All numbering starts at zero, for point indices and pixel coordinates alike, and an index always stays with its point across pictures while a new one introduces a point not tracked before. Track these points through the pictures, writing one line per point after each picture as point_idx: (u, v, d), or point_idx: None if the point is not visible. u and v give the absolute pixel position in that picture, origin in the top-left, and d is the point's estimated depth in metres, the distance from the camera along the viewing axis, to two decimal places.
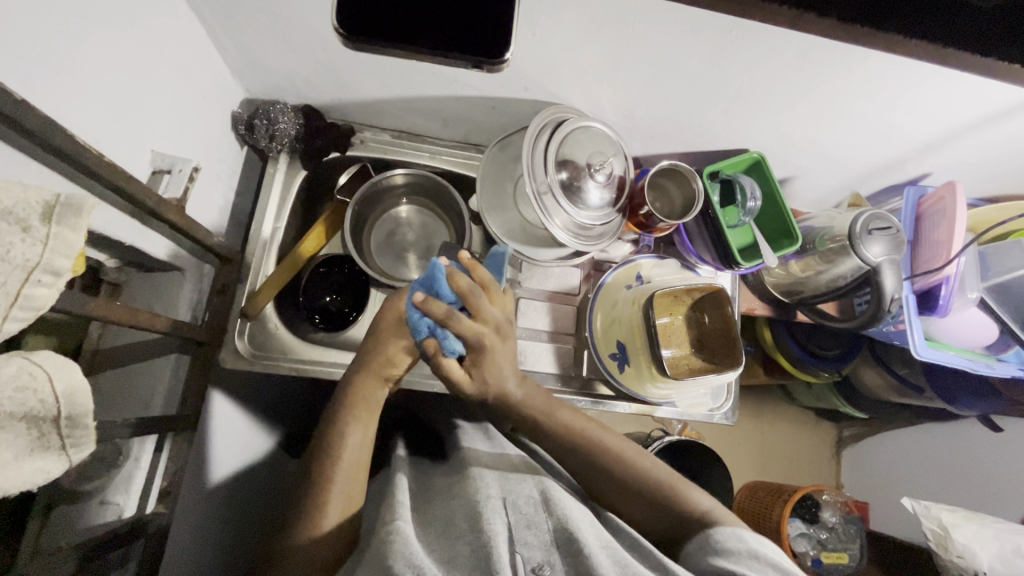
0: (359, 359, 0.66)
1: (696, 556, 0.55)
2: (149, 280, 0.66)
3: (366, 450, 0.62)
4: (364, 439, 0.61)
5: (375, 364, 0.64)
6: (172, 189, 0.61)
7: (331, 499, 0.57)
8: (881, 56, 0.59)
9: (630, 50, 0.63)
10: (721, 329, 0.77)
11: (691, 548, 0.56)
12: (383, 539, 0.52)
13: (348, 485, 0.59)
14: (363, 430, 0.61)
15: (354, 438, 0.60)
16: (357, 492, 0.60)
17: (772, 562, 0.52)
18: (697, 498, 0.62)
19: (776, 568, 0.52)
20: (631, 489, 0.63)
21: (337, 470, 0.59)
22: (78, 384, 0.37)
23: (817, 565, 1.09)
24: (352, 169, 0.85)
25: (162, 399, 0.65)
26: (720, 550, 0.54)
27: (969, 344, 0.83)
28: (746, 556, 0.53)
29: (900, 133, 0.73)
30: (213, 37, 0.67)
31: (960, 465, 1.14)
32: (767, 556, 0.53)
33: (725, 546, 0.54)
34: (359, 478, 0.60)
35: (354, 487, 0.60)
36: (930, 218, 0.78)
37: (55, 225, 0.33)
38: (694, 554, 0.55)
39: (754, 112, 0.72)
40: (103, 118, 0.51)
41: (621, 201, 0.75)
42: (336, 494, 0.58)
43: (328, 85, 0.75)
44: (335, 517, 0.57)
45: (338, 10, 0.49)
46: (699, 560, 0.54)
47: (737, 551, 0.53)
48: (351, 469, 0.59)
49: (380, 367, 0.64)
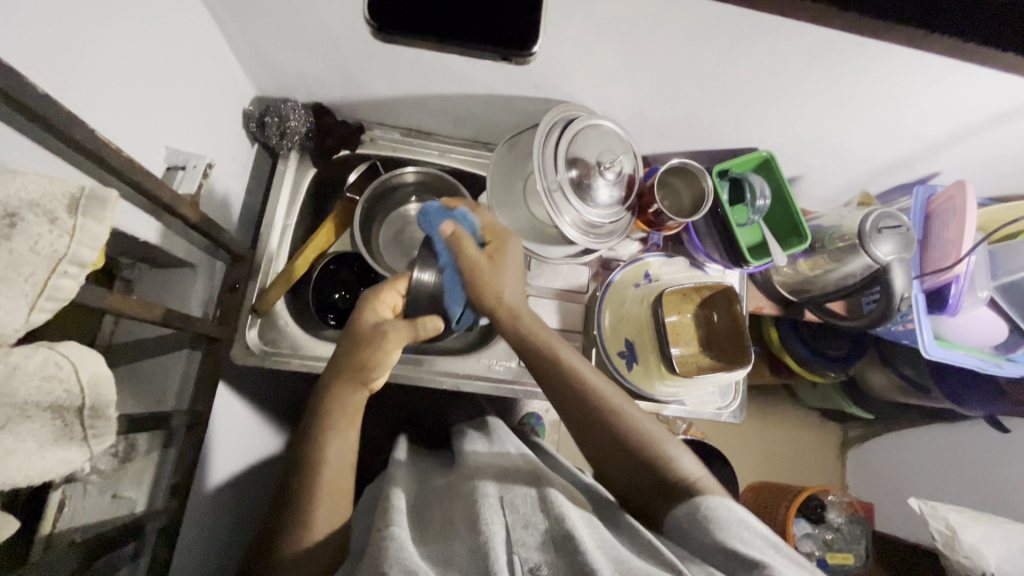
0: (332, 367, 0.64)
1: (685, 524, 0.55)
2: (161, 276, 0.66)
3: (349, 456, 0.62)
4: (346, 441, 0.62)
5: (348, 370, 0.62)
6: (186, 185, 0.61)
7: (318, 503, 0.58)
8: (895, 53, 0.59)
9: (642, 48, 0.63)
10: (732, 328, 0.76)
11: (679, 514, 0.57)
12: (380, 543, 0.52)
13: (332, 488, 0.59)
14: (344, 437, 0.62)
15: (337, 441, 0.61)
16: (344, 497, 0.61)
17: (761, 533, 0.53)
18: (686, 464, 0.62)
19: (764, 538, 0.53)
20: (637, 471, 0.63)
21: (320, 477, 0.59)
22: (102, 374, 0.37)
23: (821, 565, 1.09)
24: (362, 168, 0.86)
25: (174, 395, 0.66)
26: (710, 518, 0.54)
27: (978, 344, 0.82)
28: (737, 526, 0.53)
29: (911, 131, 0.73)
30: (227, 34, 0.67)
31: (968, 466, 1.13)
32: (756, 526, 0.54)
33: (715, 515, 0.54)
34: (344, 479, 0.61)
35: (339, 495, 0.60)
36: (940, 217, 0.78)
37: (81, 217, 0.34)
38: (683, 521, 0.56)
39: (765, 111, 0.72)
40: (121, 113, 0.51)
41: (630, 199, 0.75)
42: (321, 497, 0.58)
43: (339, 83, 0.76)
44: (326, 521, 0.58)
45: (371, 8, 0.50)
46: (688, 530, 0.55)
47: (728, 521, 0.54)
48: (335, 473, 0.60)
49: (354, 374, 0.62)
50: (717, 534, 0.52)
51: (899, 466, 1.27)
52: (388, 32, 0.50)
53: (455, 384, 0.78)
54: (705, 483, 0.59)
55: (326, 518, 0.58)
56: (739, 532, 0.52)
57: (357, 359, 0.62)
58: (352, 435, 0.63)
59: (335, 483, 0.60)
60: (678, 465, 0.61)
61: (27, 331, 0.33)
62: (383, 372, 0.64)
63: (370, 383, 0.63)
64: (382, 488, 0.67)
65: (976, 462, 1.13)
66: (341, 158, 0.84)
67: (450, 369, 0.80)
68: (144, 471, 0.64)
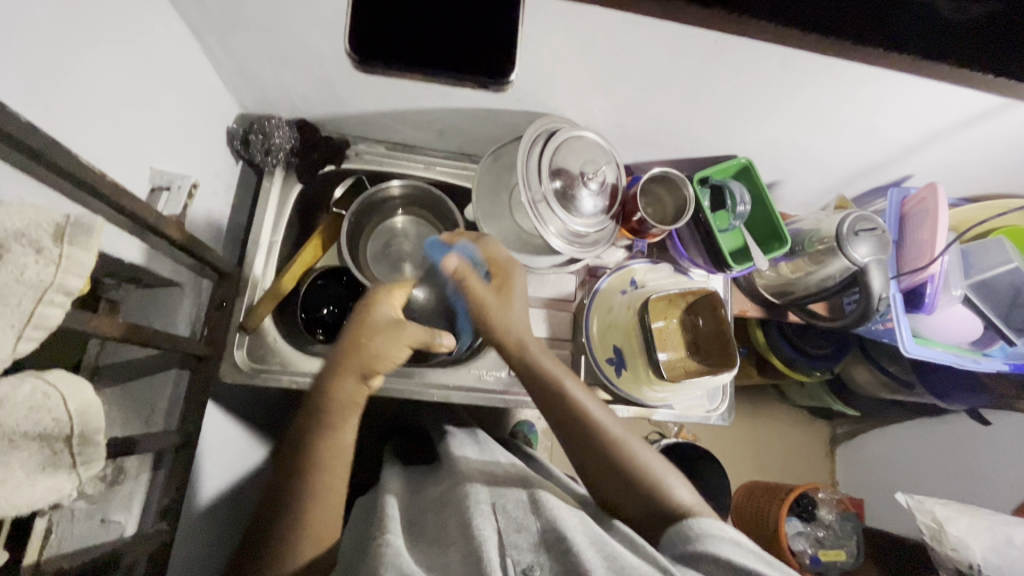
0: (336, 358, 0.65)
1: (678, 541, 0.56)
2: (147, 296, 0.66)
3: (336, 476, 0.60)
4: (335, 445, 0.61)
5: (352, 358, 0.64)
6: (171, 207, 0.61)
7: (313, 509, 0.58)
8: (860, 67, 0.62)
9: (620, 61, 0.64)
10: (717, 333, 0.78)
11: (668, 534, 0.58)
12: (374, 554, 0.52)
13: (327, 496, 0.59)
14: (333, 436, 0.62)
15: (330, 439, 0.61)
16: (336, 508, 0.60)
17: (753, 550, 0.54)
18: (682, 493, 0.62)
19: (756, 554, 0.53)
20: (628, 486, 0.63)
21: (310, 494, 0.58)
22: (90, 402, 0.37)
23: (815, 564, 1.10)
24: (347, 181, 0.87)
25: (161, 417, 0.65)
26: (703, 536, 0.55)
27: (955, 340, 0.85)
28: (728, 541, 0.54)
29: (883, 136, 0.75)
30: (209, 53, 0.67)
31: (954, 459, 1.16)
32: (747, 543, 0.54)
33: (709, 533, 0.55)
34: (336, 485, 0.60)
35: (332, 513, 0.59)
36: (912, 218, 0.81)
37: (67, 245, 0.34)
38: (675, 539, 0.56)
39: (742, 119, 0.74)
40: (105, 138, 0.52)
41: (613, 208, 0.76)
42: (316, 502, 0.58)
43: (324, 100, 0.76)
44: (318, 531, 0.57)
45: (350, 36, 0.51)
46: (679, 547, 0.55)
47: (720, 537, 0.54)
48: (332, 482, 0.59)
49: (359, 362, 0.64)
50: (711, 548, 0.53)
51: (885, 462, 1.30)
52: (370, 62, 0.51)
53: (446, 395, 0.79)
54: (701, 509, 0.60)
55: (319, 527, 0.57)
56: (731, 547, 0.53)
57: (363, 351, 0.64)
58: (345, 436, 0.63)
59: (326, 493, 0.59)
60: (671, 492, 0.62)
61: (13, 361, 0.33)
62: (386, 365, 0.65)
63: (370, 374, 0.64)
64: (377, 499, 0.68)
65: (960, 456, 1.15)
66: (326, 174, 0.84)
67: (441, 380, 0.81)
68: (133, 493, 0.63)
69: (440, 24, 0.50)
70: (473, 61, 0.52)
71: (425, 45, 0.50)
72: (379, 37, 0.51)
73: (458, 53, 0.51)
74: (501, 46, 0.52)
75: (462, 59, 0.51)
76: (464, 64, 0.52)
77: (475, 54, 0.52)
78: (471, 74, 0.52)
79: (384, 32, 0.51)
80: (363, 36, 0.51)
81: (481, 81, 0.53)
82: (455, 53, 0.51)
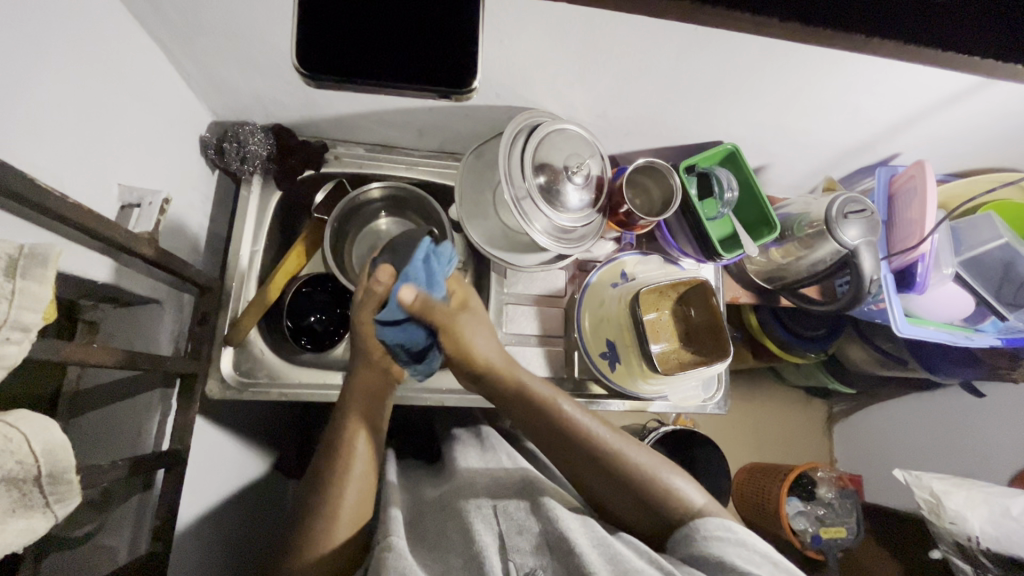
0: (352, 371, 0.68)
1: (684, 544, 0.55)
2: (127, 315, 0.65)
3: (366, 503, 0.60)
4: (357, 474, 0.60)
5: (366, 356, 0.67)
6: (143, 224, 0.59)
7: (340, 510, 0.57)
8: (836, 54, 0.62)
9: (599, 53, 0.63)
10: (708, 322, 0.77)
11: (676, 538, 0.57)
12: (378, 555, 0.51)
13: (355, 503, 0.59)
14: (358, 464, 0.61)
15: (350, 465, 0.60)
16: (365, 511, 0.60)
17: (760, 551, 0.53)
18: (691, 492, 0.60)
19: (763, 555, 0.53)
20: (624, 490, 0.61)
21: (329, 508, 0.57)
22: (57, 441, 0.37)
23: (817, 542, 1.12)
24: (329, 186, 0.84)
25: (151, 436, 0.64)
26: (709, 538, 0.54)
27: (947, 318, 0.85)
28: (736, 545, 0.53)
29: (869, 116, 0.74)
30: (175, 61, 0.65)
31: (950, 432, 1.17)
32: (755, 542, 0.54)
33: (716, 535, 0.54)
34: (363, 504, 0.60)
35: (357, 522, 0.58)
36: (902, 196, 0.80)
37: (19, 279, 0.34)
38: (681, 543, 0.56)
39: (727, 105, 0.72)
40: (68, 157, 0.50)
41: (600, 201, 0.75)
42: (346, 512, 0.57)
43: (298, 104, 0.74)
44: (348, 526, 0.58)
45: (296, 48, 0.47)
46: (685, 550, 0.55)
47: (725, 540, 0.54)
48: (357, 498, 0.59)
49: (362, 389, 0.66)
50: (712, 551, 0.52)
51: (882, 438, 1.30)
52: (320, 77, 0.47)
53: (439, 399, 0.78)
54: (710, 512, 0.58)
55: (350, 524, 0.58)
56: (737, 551, 0.52)
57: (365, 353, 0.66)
58: (356, 460, 0.61)
59: (354, 509, 0.58)
60: (678, 493, 0.60)
61: None
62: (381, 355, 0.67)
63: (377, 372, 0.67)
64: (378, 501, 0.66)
65: (957, 429, 1.16)
66: (306, 179, 0.82)
67: (434, 385, 0.80)
68: (124, 517, 0.62)
69: (393, 31, 0.47)
70: (434, 70, 0.49)
71: (380, 57, 0.48)
72: (326, 50, 0.47)
73: (417, 64, 0.48)
74: (461, 53, 0.49)
75: (422, 69, 0.49)
76: (424, 74, 0.49)
77: (435, 62, 0.49)
78: (433, 85, 0.49)
79: (331, 43, 0.47)
80: (310, 47, 0.47)
81: (442, 92, 0.50)
82: (414, 63, 0.48)
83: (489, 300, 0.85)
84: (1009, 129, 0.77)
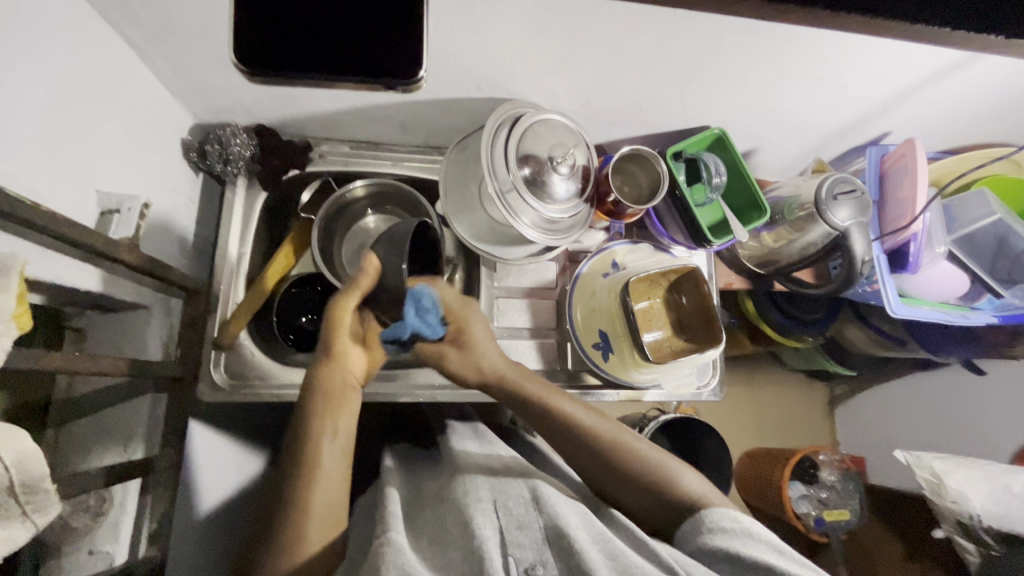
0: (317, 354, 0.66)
1: (690, 537, 0.55)
2: (114, 321, 0.65)
3: (337, 505, 0.59)
4: (329, 477, 0.59)
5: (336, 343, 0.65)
6: (123, 229, 0.59)
7: (311, 512, 0.57)
8: (819, 32, 0.60)
9: (578, 40, 0.62)
10: (700, 310, 0.77)
11: (683, 530, 0.57)
12: (375, 552, 0.51)
13: (326, 503, 0.58)
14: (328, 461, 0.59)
15: (319, 466, 0.59)
16: (337, 515, 0.59)
17: (766, 540, 0.53)
18: (692, 483, 0.61)
19: (768, 544, 0.52)
20: (625, 479, 0.62)
21: (310, 511, 0.57)
22: (29, 450, 0.37)
23: (818, 524, 1.12)
24: (313, 185, 0.82)
25: (141, 443, 0.65)
26: (714, 531, 0.54)
27: (942, 297, 0.84)
28: (740, 535, 0.53)
29: (856, 94, 0.72)
30: (150, 65, 0.65)
31: (951, 411, 1.16)
32: (759, 532, 0.53)
33: (719, 527, 0.54)
34: (339, 503, 0.59)
35: (330, 522, 0.58)
36: (893, 175, 0.79)
37: None
38: (690, 536, 0.56)
39: (711, 88, 0.71)
40: (42, 166, 0.50)
41: (587, 190, 0.74)
42: (318, 509, 0.57)
43: (279, 103, 0.74)
44: (320, 529, 0.57)
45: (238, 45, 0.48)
46: (692, 544, 0.55)
47: (731, 531, 0.53)
48: (330, 502, 0.58)
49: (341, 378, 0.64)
50: (717, 543, 0.52)
51: (883, 419, 1.30)
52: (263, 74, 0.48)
53: (432, 395, 0.78)
54: (711, 501, 0.59)
55: (322, 523, 0.57)
56: (744, 543, 0.52)
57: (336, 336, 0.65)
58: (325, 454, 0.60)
59: (328, 503, 0.58)
60: (681, 485, 0.61)
61: None
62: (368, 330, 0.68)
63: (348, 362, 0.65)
64: (379, 493, 0.67)
65: (958, 408, 1.15)
66: (291, 179, 0.81)
67: (426, 383, 0.80)
68: (119, 522, 0.63)
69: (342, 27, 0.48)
70: (380, 64, 0.50)
71: (323, 53, 0.49)
72: (270, 44, 0.48)
73: (362, 57, 0.49)
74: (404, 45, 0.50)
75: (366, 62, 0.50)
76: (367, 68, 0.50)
77: (379, 55, 0.50)
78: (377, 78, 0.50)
79: (279, 39, 0.48)
80: None
81: (388, 84, 0.51)
82: (356, 58, 0.49)
83: (480, 294, 0.84)
84: (1003, 103, 0.75)
